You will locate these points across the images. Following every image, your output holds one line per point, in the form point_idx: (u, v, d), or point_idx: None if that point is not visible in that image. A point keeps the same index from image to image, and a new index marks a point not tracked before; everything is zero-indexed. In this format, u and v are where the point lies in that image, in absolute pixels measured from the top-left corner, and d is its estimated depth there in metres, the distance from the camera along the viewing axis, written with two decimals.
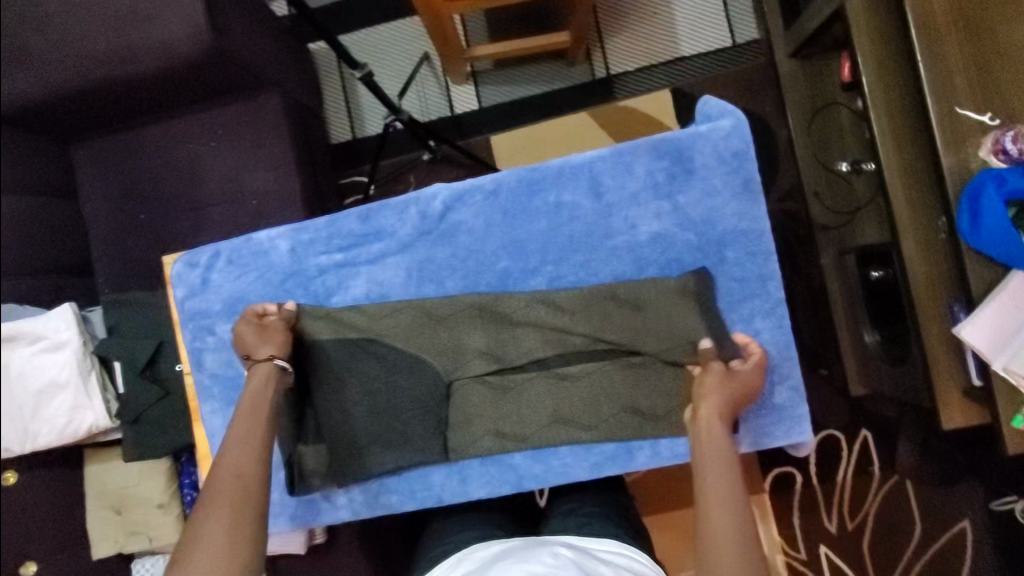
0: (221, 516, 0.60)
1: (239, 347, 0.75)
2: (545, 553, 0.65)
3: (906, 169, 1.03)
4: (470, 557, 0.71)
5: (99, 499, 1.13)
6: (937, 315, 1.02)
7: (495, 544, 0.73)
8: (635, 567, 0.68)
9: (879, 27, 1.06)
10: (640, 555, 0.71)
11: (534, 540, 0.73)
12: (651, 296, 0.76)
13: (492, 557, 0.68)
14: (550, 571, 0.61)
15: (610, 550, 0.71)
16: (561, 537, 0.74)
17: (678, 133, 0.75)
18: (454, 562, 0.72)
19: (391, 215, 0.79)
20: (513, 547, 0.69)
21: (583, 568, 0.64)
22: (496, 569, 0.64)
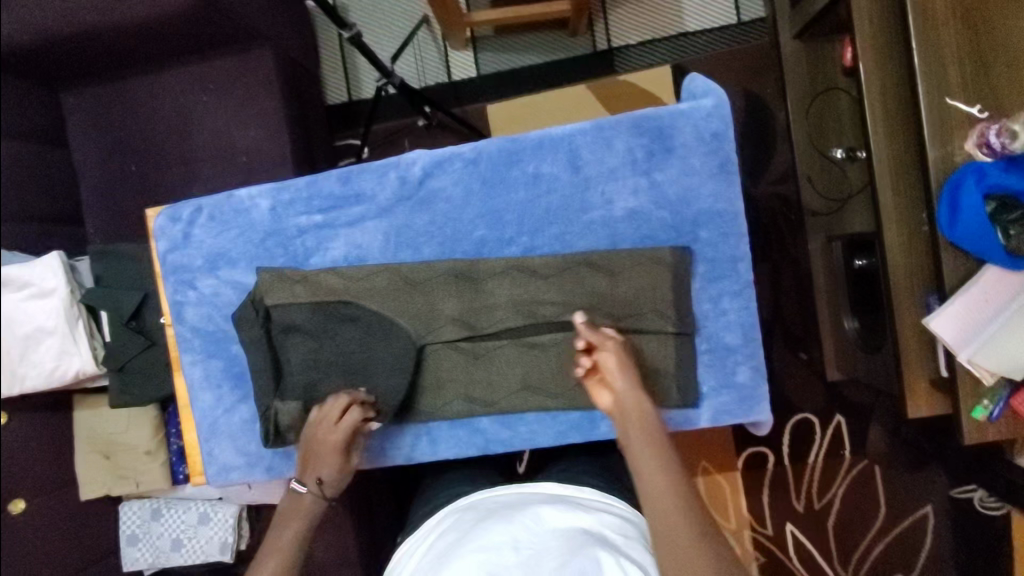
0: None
1: (315, 468, 0.76)
2: (528, 515, 0.72)
3: (894, 159, 1.04)
4: (457, 512, 0.78)
5: (88, 442, 1.17)
6: (910, 304, 1.04)
7: (482, 495, 0.80)
8: (613, 511, 0.76)
9: (880, 11, 1.04)
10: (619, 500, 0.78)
11: (514, 494, 0.78)
12: (624, 270, 0.76)
13: (477, 517, 0.74)
14: (531, 541, 0.68)
15: (591, 499, 0.78)
16: (544, 487, 0.80)
17: (660, 110, 0.74)
18: (442, 519, 0.78)
19: (371, 178, 0.80)
20: (497, 505, 0.76)
21: (563, 525, 0.71)
22: (479, 529, 0.71)
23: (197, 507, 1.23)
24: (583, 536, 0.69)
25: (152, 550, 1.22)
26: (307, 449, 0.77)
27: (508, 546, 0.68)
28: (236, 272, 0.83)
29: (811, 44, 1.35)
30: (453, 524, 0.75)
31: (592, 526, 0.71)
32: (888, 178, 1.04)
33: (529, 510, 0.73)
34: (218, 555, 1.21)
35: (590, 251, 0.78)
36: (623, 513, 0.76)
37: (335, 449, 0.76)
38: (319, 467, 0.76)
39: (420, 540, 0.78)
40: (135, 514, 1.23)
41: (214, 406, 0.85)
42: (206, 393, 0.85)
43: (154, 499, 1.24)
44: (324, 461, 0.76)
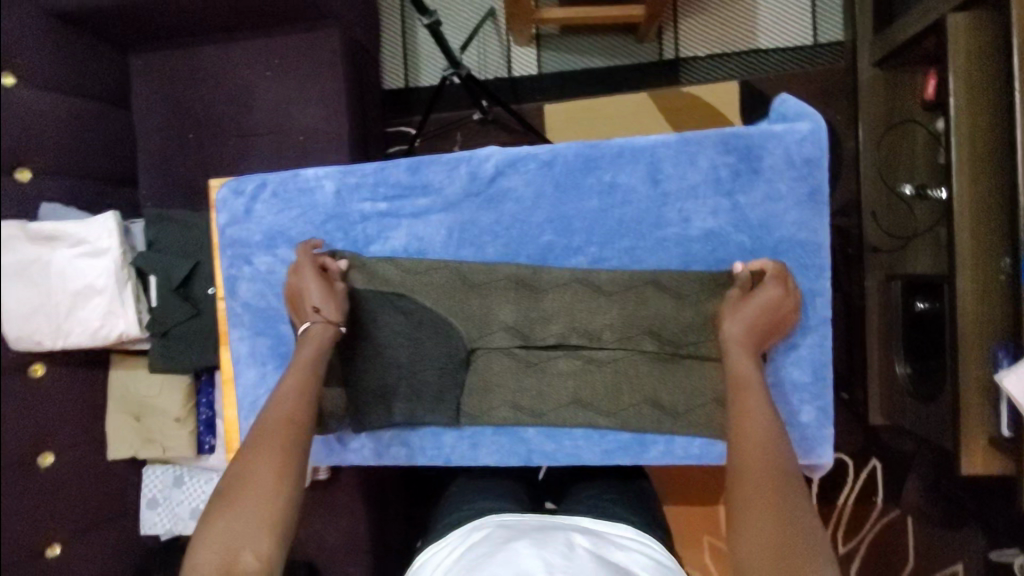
0: (267, 459, 0.64)
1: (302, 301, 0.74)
2: (561, 541, 0.69)
3: (976, 203, 0.99)
4: (493, 526, 0.75)
5: (119, 403, 1.18)
6: (978, 357, 0.99)
7: (516, 516, 0.77)
8: (647, 552, 0.72)
9: (979, 48, 0.99)
10: (655, 542, 0.75)
11: (547, 521, 0.76)
12: (695, 293, 0.73)
13: (509, 535, 0.71)
14: (565, 563, 0.65)
15: (626, 536, 0.75)
16: (576, 519, 0.78)
17: (752, 129, 0.71)
18: (474, 529, 0.76)
19: (441, 171, 0.77)
20: (529, 528, 0.73)
21: (596, 555, 0.68)
22: (511, 546, 0.67)
23: (219, 480, 1.23)
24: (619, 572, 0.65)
25: (171, 516, 1.23)
26: (291, 294, 0.76)
27: (538, 566, 0.64)
28: (294, 252, 0.81)
29: (890, 72, 1.28)
30: (482, 538, 0.73)
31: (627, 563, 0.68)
32: (969, 222, 0.99)
33: (560, 537, 0.70)
34: None
35: (660, 269, 0.75)
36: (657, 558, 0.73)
37: (313, 278, 0.74)
38: (311, 300, 0.74)
39: (447, 548, 0.75)
40: (157, 478, 1.24)
41: (257, 385, 0.84)
42: (251, 370, 0.84)
43: (177, 465, 1.25)
44: (307, 292, 0.74)
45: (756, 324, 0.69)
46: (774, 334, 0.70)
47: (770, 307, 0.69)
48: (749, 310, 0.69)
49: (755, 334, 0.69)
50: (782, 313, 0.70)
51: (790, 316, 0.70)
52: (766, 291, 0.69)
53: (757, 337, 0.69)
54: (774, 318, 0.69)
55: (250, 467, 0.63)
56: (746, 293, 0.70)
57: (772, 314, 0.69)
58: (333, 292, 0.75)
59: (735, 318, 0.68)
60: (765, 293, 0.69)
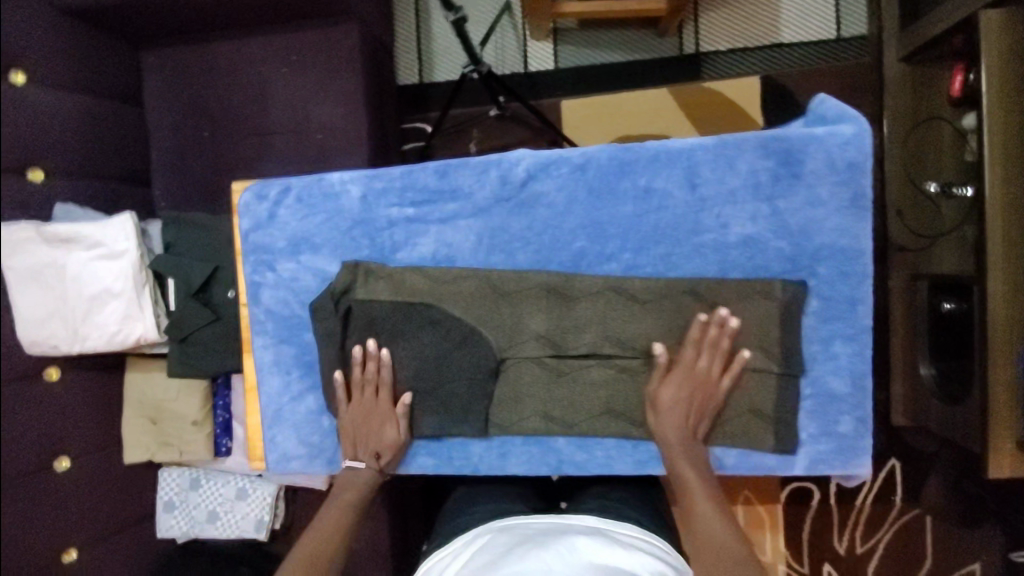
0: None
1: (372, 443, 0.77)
2: (564, 545, 0.68)
3: (1010, 204, 0.97)
4: (492, 532, 0.74)
5: (136, 406, 1.17)
6: (1008, 362, 0.98)
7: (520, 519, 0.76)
8: (653, 551, 0.71)
9: (1015, 44, 0.97)
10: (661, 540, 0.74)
11: (553, 523, 0.75)
12: (733, 300, 0.72)
13: (511, 542, 0.71)
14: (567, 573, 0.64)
15: (632, 535, 0.73)
16: (584, 519, 0.76)
17: (794, 132, 0.68)
18: (480, 533, 0.76)
19: (470, 175, 0.75)
20: (533, 533, 0.72)
21: (597, 562, 0.66)
22: (514, 554, 0.67)
23: (237, 482, 1.23)
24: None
25: (187, 519, 1.22)
26: (360, 427, 0.77)
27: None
28: (318, 258, 0.79)
29: (917, 68, 1.26)
30: (487, 544, 0.72)
31: (632, 566, 0.66)
32: (1002, 224, 0.97)
33: (562, 541, 0.69)
34: (251, 532, 1.21)
35: (696, 276, 0.73)
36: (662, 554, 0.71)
37: (392, 425, 0.77)
38: (379, 444, 0.77)
39: (452, 555, 0.74)
40: (174, 481, 1.23)
41: (281, 393, 0.82)
42: (275, 379, 0.82)
43: (194, 468, 1.24)
44: (384, 438, 0.77)
45: (683, 408, 0.71)
46: (705, 409, 0.71)
47: (691, 388, 0.71)
48: (669, 396, 0.71)
49: (683, 416, 0.71)
50: (700, 389, 0.70)
51: (708, 387, 0.71)
52: (676, 375, 0.71)
53: (682, 418, 0.71)
54: (697, 394, 0.71)
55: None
56: (667, 378, 0.71)
57: (699, 391, 0.71)
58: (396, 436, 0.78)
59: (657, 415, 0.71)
60: (676, 377, 0.71)
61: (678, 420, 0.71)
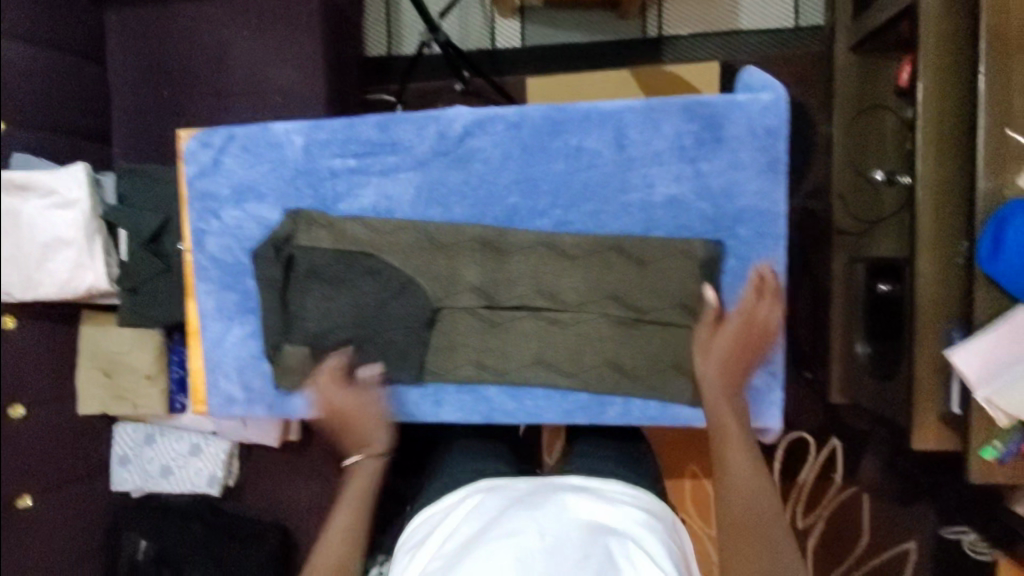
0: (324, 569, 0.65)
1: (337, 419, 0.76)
2: (552, 502, 0.70)
3: (939, 185, 1.02)
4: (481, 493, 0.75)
5: (90, 358, 1.18)
6: (933, 337, 1.02)
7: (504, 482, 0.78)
8: (637, 502, 0.74)
9: (949, 30, 1.01)
10: (643, 491, 0.76)
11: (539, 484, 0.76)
12: (656, 256, 0.75)
13: (501, 503, 0.72)
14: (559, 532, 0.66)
15: (618, 490, 0.76)
16: (568, 479, 0.78)
17: (716, 98, 0.72)
18: (467, 496, 0.76)
19: (410, 129, 0.78)
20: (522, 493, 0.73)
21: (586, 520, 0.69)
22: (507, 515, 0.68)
23: (192, 439, 1.25)
24: (607, 532, 0.67)
25: (141, 473, 1.25)
26: (337, 419, 0.76)
27: (532, 534, 0.65)
28: (262, 207, 0.82)
29: (866, 58, 1.30)
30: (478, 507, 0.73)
31: (618, 519, 0.69)
32: (931, 204, 1.02)
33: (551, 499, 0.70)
34: (205, 487, 1.25)
35: (623, 232, 0.76)
36: (646, 506, 0.74)
37: (341, 393, 0.77)
38: (359, 430, 0.76)
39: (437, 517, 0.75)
40: (129, 436, 1.26)
41: (223, 339, 0.84)
42: (218, 325, 0.84)
43: (148, 424, 1.26)
44: (344, 410, 0.76)
45: (732, 350, 0.71)
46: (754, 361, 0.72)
47: (742, 334, 0.72)
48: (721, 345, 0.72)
49: (732, 361, 0.71)
50: (754, 343, 0.72)
51: (760, 342, 0.72)
52: (729, 322, 0.72)
53: (729, 364, 0.71)
54: (747, 344, 0.72)
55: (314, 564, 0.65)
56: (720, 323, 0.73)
57: (749, 341, 0.71)
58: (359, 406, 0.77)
59: (705, 355, 0.72)
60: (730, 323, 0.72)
61: (728, 364, 0.71)
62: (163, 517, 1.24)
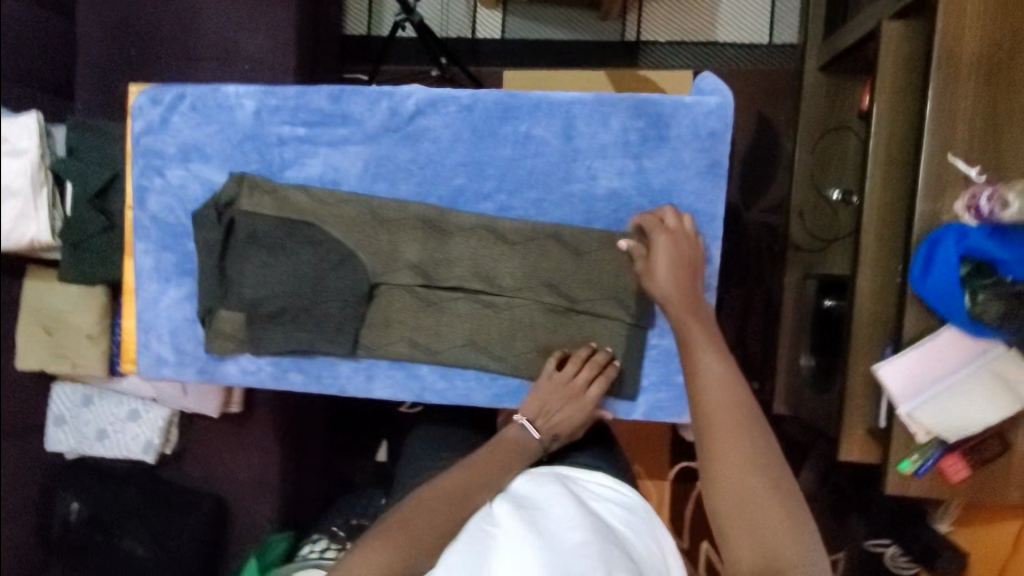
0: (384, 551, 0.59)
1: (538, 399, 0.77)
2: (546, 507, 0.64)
3: (884, 205, 1.05)
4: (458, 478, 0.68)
5: (31, 313, 1.16)
6: (867, 352, 1.05)
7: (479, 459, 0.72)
8: (618, 498, 0.71)
9: (905, 56, 1.04)
10: (624, 485, 0.74)
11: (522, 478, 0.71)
12: (594, 248, 0.76)
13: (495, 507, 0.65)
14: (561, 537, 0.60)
15: (596, 482, 0.73)
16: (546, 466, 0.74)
17: (662, 97, 0.74)
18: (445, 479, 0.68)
19: (362, 102, 0.78)
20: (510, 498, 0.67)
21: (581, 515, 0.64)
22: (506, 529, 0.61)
23: (129, 404, 1.23)
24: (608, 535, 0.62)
25: (76, 435, 1.23)
26: (551, 401, 0.76)
27: (534, 544, 0.59)
28: (208, 168, 0.81)
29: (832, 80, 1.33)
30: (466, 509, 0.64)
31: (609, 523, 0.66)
32: (874, 223, 1.05)
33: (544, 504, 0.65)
34: (139, 454, 1.22)
35: (563, 222, 0.77)
36: (625, 499, 0.71)
37: (592, 390, 0.76)
38: (560, 413, 0.77)
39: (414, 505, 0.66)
40: (65, 398, 1.23)
41: (158, 300, 0.83)
42: (154, 284, 0.83)
43: (86, 386, 1.24)
44: (568, 401, 0.76)
45: (674, 270, 0.70)
46: (696, 276, 0.71)
47: (679, 253, 0.71)
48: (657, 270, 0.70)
49: (676, 279, 0.70)
50: (689, 263, 0.70)
51: (693, 259, 0.71)
52: (662, 244, 0.71)
53: (676, 280, 0.69)
54: (685, 263, 0.71)
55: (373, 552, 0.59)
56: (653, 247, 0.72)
57: (685, 257, 0.71)
58: (578, 397, 0.76)
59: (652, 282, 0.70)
60: (661, 245, 0.71)
61: (676, 281, 0.69)
62: (98, 481, 1.24)
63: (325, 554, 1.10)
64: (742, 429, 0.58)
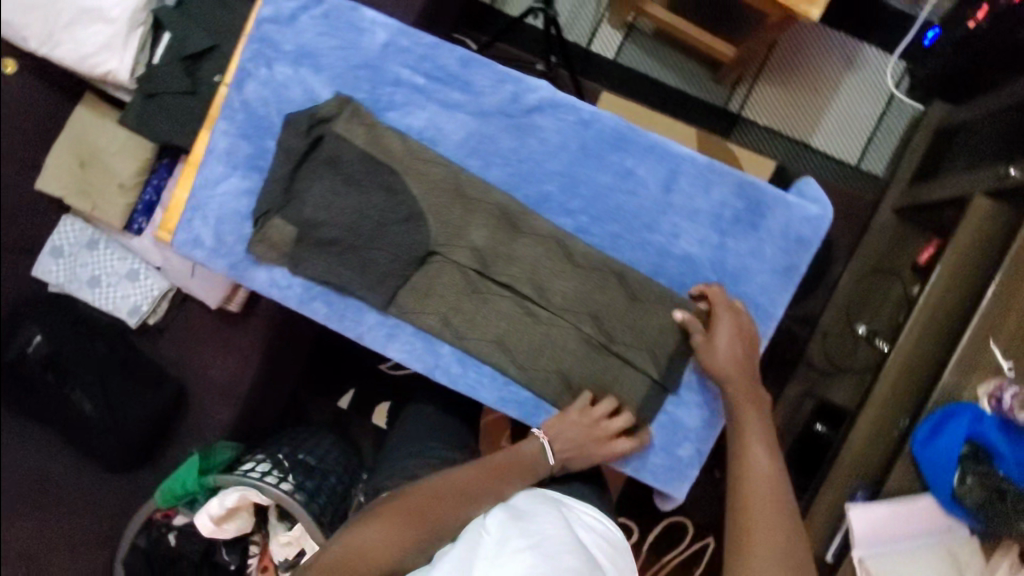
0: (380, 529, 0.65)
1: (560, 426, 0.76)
2: (537, 523, 0.64)
3: (909, 360, 1.07)
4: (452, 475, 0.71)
5: (74, 141, 1.14)
6: (842, 489, 1.07)
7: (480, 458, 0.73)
8: (602, 534, 0.71)
9: (984, 232, 1.06)
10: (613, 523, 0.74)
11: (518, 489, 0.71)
12: (650, 300, 0.77)
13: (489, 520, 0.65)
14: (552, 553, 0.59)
15: (586, 514, 0.72)
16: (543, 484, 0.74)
17: (771, 187, 0.74)
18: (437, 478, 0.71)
19: (488, 77, 0.77)
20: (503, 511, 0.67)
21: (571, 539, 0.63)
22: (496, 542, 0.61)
23: (132, 263, 1.21)
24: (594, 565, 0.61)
25: (69, 272, 1.20)
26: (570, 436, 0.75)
27: (525, 556, 0.58)
28: (315, 77, 0.80)
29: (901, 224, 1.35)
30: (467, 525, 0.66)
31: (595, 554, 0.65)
32: (895, 373, 1.07)
33: (536, 520, 0.64)
34: (123, 314, 1.20)
35: (629, 264, 0.78)
36: (609, 538, 0.71)
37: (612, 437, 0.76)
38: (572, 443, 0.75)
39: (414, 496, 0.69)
40: (71, 233, 1.21)
41: (217, 182, 0.82)
42: (219, 166, 0.81)
43: (96, 230, 1.22)
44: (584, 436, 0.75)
45: (733, 350, 0.73)
46: (750, 356, 0.75)
47: (740, 332, 0.74)
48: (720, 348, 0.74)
49: (730, 358, 0.74)
50: (747, 340, 0.74)
51: (748, 338, 0.74)
52: (725, 321, 0.74)
53: (732, 359, 0.74)
54: (742, 343, 0.74)
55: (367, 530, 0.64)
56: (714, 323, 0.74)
57: (743, 336, 0.74)
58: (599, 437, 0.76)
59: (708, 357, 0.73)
60: (725, 323, 0.73)
61: (733, 361, 0.74)
62: (71, 325, 1.21)
63: (266, 479, 1.08)
64: (776, 502, 0.67)
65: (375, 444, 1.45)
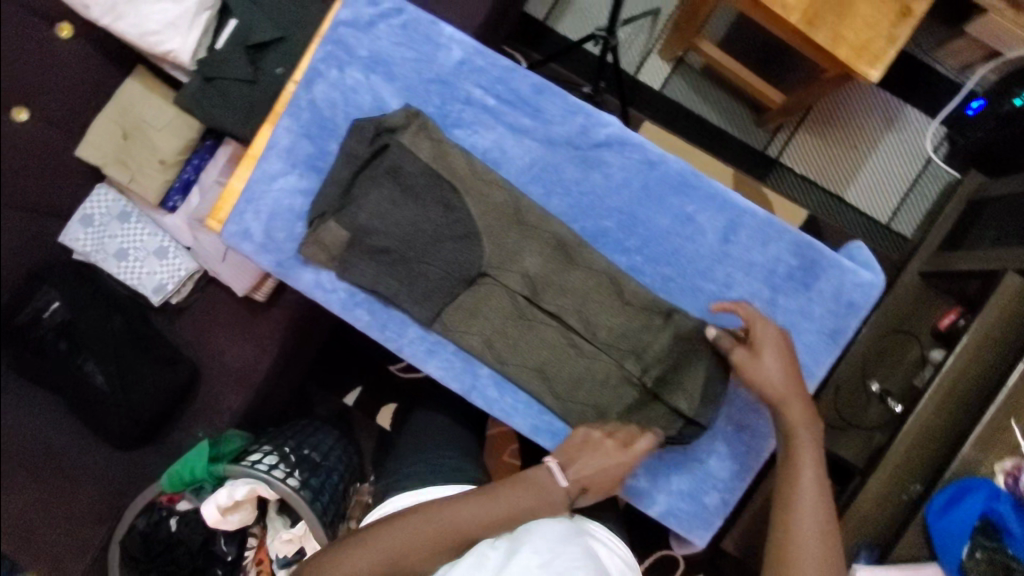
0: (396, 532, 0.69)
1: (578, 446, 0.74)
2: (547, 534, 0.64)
3: (927, 428, 1.08)
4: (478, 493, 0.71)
5: (118, 112, 1.13)
6: (846, 547, 1.08)
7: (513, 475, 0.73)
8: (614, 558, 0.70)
9: (1015, 311, 1.07)
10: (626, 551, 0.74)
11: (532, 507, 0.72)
12: (694, 347, 0.78)
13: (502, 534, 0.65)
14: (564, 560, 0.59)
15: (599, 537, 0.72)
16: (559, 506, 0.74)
17: (828, 250, 0.75)
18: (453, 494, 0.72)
19: (560, 107, 0.77)
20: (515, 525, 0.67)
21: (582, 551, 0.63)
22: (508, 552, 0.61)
23: (162, 240, 1.20)
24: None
25: (96, 243, 1.18)
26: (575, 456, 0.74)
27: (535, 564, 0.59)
28: (386, 86, 0.79)
29: (926, 288, 1.36)
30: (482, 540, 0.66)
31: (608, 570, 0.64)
32: (911, 438, 1.08)
33: (548, 530, 0.65)
34: (148, 292, 1.18)
35: (678, 309, 0.78)
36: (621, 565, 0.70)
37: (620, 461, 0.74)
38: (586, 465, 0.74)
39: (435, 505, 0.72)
40: (102, 202, 1.19)
41: (273, 178, 0.81)
42: (278, 162, 0.81)
43: (129, 202, 1.21)
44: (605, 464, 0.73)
45: (782, 357, 0.73)
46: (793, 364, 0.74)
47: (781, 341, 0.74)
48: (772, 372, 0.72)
49: (781, 365, 0.73)
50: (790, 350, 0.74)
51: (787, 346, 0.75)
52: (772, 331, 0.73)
53: (782, 364, 0.73)
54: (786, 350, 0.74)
55: (388, 530, 0.69)
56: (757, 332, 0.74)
57: (783, 345, 0.74)
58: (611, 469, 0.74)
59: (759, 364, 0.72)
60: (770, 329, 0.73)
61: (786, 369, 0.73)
62: (92, 295, 1.19)
63: (274, 473, 1.07)
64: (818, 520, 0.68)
65: (378, 445, 1.45)
